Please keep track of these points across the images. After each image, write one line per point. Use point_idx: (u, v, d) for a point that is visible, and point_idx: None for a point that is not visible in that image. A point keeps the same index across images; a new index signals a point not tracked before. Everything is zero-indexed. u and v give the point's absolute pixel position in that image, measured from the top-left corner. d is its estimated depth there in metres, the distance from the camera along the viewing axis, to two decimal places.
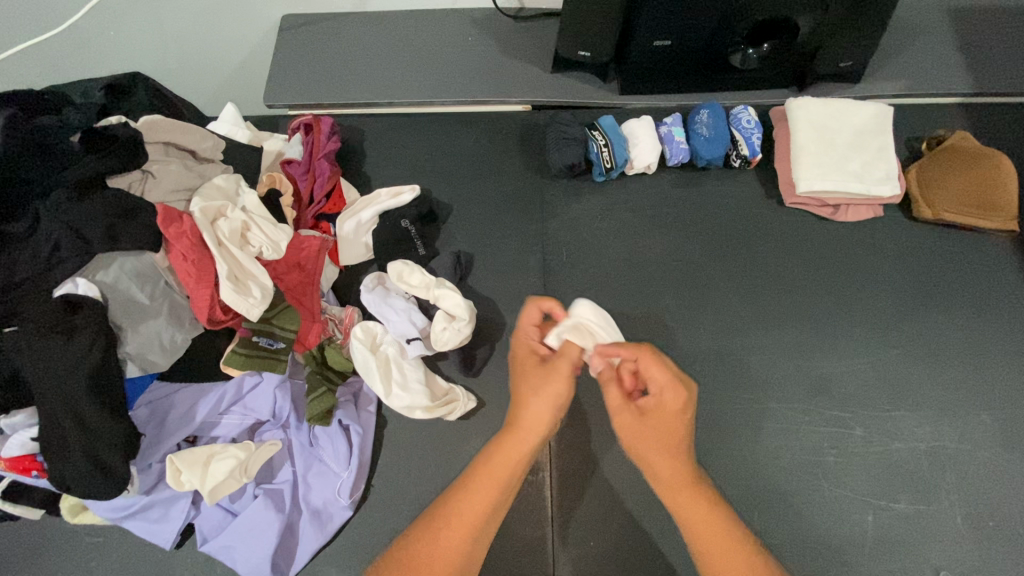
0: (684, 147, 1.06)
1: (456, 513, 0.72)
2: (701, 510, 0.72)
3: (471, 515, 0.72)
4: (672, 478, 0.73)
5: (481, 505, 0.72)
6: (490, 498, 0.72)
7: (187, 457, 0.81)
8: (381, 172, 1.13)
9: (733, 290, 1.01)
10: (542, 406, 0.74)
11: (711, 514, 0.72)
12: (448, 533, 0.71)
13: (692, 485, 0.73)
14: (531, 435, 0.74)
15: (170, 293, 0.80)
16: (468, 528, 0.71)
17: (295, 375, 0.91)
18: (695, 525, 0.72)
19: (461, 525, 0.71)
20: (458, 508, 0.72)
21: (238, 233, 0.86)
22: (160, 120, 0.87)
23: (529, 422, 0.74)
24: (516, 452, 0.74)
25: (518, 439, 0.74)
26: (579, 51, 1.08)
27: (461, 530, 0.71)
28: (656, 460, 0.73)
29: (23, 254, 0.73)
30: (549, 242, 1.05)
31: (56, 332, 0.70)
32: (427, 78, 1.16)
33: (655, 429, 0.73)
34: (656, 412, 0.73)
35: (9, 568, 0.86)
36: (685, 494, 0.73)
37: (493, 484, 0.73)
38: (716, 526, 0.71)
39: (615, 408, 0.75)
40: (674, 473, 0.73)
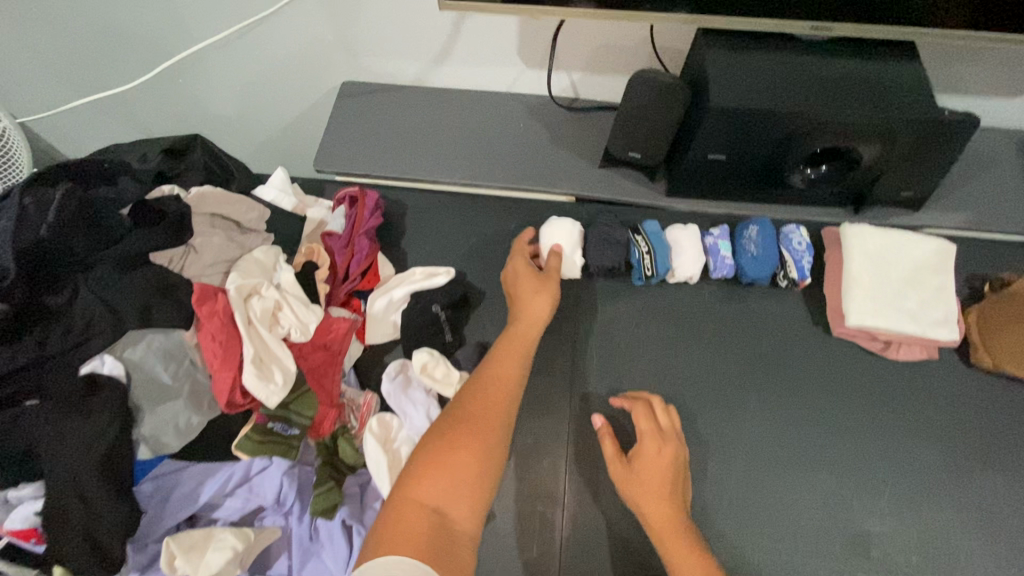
0: (729, 262, 1.02)
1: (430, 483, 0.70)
2: (667, 529, 0.79)
3: (456, 470, 0.72)
4: (659, 512, 0.81)
5: (457, 458, 0.73)
6: (472, 440, 0.75)
7: (184, 541, 0.79)
8: (417, 249, 1.12)
9: (769, 420, 0.95)
10: (486, 394, 0.81)
11: (682, 540, 0.78)
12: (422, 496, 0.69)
13: (671, 520, 0.80)
14: (501, 387, 0.83)
15: (193, 373, 0.78)
16: (447, 486, 0.70)
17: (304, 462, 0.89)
18: (673, 547, 0.78)
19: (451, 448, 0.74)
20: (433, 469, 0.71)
21: (270, 313, 0.86)
22: (211, 194, 0.90)
23: (494, 398, 0.81)
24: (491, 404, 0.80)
25: (489, 411, 0.79)
26: (629, 151, 1.08)
27: (447, 474, 0.71)
28: (646, 502, 0.82)
29: (54, 329, 0.71)
30: (580, 343, 1.01)
31: (76, 411, 0.69)
32: (476, 159, 1.17)
33: (647, 476, 0.83)
34: (645, 458, 0.85)
35: None
36: (670, 534, 0.79)
37: (456, 446, 0.74)
38: (685, 542, 0.78)
39: (609, 459, 0.87)
40: (657, 513, 0.81)
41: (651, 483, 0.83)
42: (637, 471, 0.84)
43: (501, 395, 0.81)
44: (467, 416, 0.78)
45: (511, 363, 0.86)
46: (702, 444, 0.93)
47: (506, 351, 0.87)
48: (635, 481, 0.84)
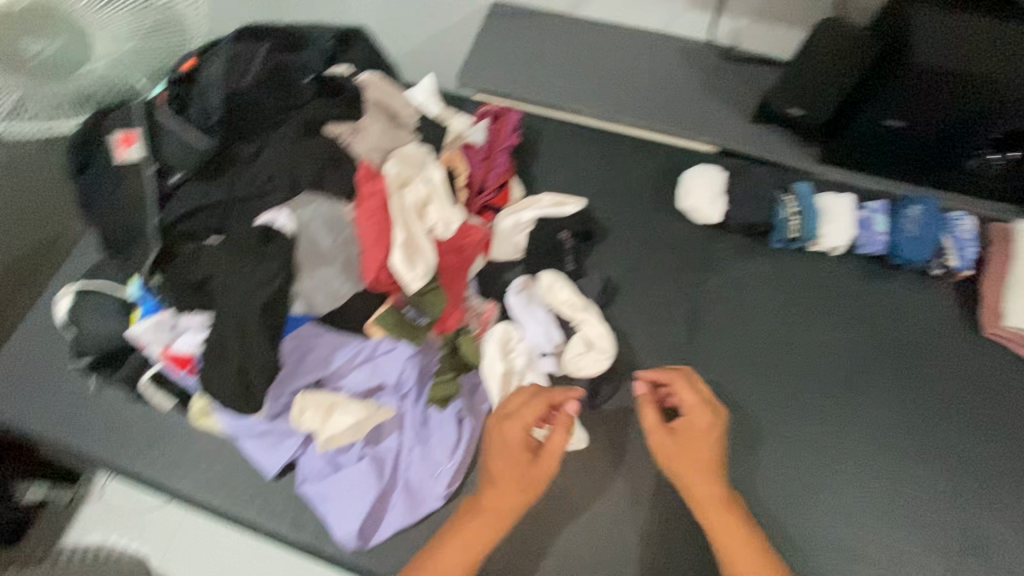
0: (882, 239, 0.96)
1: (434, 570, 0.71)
2: (725, 531, 0.72)
3: (471, 550, 0.72)
4: (710, 496, 0.73)
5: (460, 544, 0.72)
6: (493, 522, 0.73)
7: (314, 398, 0.85)
8: (548, 175, 1.11)
9: (894, 408, 0.91)
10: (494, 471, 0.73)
11: (745, 535, 0.72)
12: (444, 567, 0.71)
13: (727, 506, 0.73)
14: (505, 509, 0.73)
15: (347, 245, 0.82)
16: (469, 566, 0.72)
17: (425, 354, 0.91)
18: (728, 536, 0.72)
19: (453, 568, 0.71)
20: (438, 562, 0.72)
21: (419, 205, 0.88)
22: (377, 79, 0.92)
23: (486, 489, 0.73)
24: (494, 524, 0.73)
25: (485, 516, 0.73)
26: (790, 107, 1.02)
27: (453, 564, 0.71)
28: (689, 478, 0.74)
29: (244, 177, 0.76)
30: (703, 295, 0.98)
31: (252, 255, 0.75)
32: (620, 96, 1.14)
33: (693, 450, 0.74)
34: (691, 430, 0.75)
35: (134, 442, 0.94)
36: (718, 517, 0.73)
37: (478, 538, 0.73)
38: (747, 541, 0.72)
39: (650, 428, 0.77)
40: (706, 496, 0.73)
41: (697, 452, 0.74)
42: (673, 442, 0.75)
43: (499, 506, 0.73)
44: (463, 538, 0.73)
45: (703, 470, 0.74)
46: (818, 417, 0.90)
47: (665, 447, 0.75)
48: (668, 451, 0.75)
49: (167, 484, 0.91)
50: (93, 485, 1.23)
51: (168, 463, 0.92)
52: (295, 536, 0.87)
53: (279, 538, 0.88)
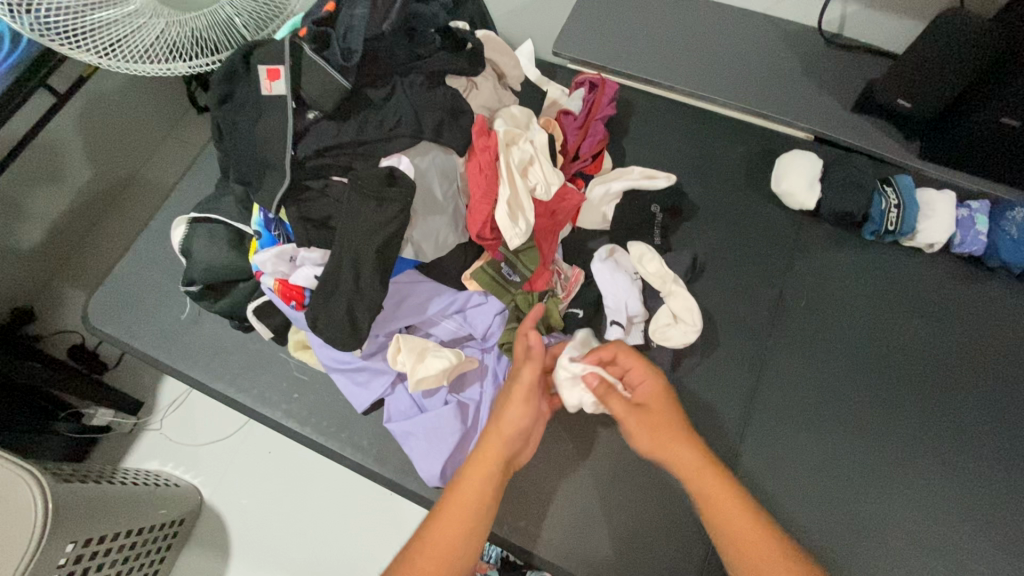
0: (982, 239, 0.95)
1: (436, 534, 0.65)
2: (728, 505, 0.65)
3: (473, 492, 0.67)
4: (691, 463, 0.68)
5: (464, 495, 0.67)
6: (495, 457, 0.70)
7: (409, 341, 0.89)
8: (639, 150, 1.12)
9: (979, 408, 0.90)
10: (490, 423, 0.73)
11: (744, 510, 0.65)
12: (455, 501, 0.67)
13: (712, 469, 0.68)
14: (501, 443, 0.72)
15: (457, 197, 0.85)
16: (473, 506, 0.67)
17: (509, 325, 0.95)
18: (723, 509, 0.65)
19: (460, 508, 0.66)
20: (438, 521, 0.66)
21: (523, 165, 0.90)
22: (495, 38, 0.93)
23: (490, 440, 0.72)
24: (488, 461, 0.70)
25: (482, 459, 0.70)
26: (898, 99, 1.00)
27: (455, 521, 0.66)
28: (670, 447, 0.70)
29: (370, 121, 0.80)
30: (789, 280, 0.99)
31: (372, 197, 0.78)
32: (718, 76, 1.14)
33: (654, 417, 0.72)
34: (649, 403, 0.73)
35: (232, 368, 1.00)
36: (708, 480, 0.67)
37: (480, 469, 0.69)
38: (748, 517, 0.64)
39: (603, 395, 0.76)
40: (686, 461, 0.69)
41: (658, 419, 0.72)
42: (644, 411, 0.73)
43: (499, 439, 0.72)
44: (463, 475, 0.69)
45: (674, 436, 0.70)
46: (898, 410, 0.90)
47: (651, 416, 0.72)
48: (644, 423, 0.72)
49: (261, 409, 0.97)
50: (152, 415, 1.29)
51: (263, 390, 0.98)
52: (380, 469, 0.92)
53: (364, 470, 0.93)
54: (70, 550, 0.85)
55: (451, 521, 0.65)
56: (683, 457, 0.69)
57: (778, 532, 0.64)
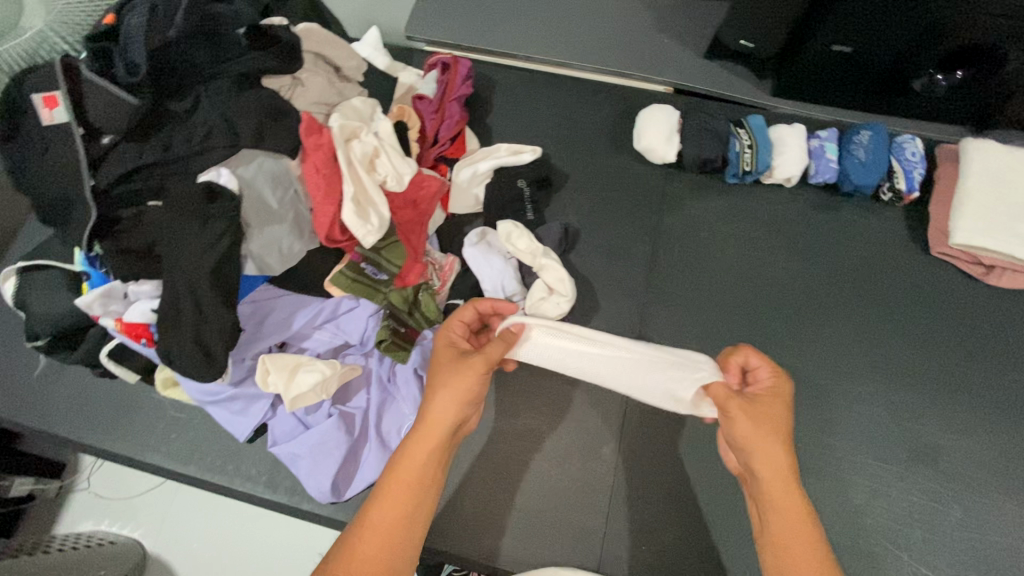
0: (833, 167, 0.98)
1: (376, 525, 0.62)
2: (796, 524, 0.61)
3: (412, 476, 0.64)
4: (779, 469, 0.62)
5: (406, 484, 0.63)
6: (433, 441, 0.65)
7: (278, 360, 0.84)
8: (504, 125, 1.10)
9: (850, 331, 0.93)
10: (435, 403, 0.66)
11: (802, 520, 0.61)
12: (390, 488, 0.63)
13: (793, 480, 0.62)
14: (440, 426, 0.65)
15: (296, 203, 0.81)
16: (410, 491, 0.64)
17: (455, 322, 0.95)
18: (784, 517, 0.61)
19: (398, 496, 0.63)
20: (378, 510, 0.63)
21: (368, 158, 0.86)
22: (317, 30, 0.88)
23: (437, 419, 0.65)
24: (426, 445, 0.65)
25: (430, 443, 0.65)
26: (739, 40, 1.02)
27: (395, 512, 0.62)
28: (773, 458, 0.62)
29: (179, 134, 0.75)
30: (663, 235, 0.99)
31: (193, 217, 0.73)
32: (573, 40, 1.12)
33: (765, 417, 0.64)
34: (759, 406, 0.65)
35: (101, 419, 0.94)
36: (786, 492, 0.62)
37: (418, 459, 0.64)
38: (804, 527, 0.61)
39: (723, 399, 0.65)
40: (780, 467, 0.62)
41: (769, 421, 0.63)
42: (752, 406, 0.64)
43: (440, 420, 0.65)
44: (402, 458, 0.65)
45: (772, 436, 0.62)
46: (777, 346, 0.92)
47: (768, 412, 0.63)
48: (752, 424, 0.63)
49: (139, 457, 0.91)
50: (79, 473, 1.20)
51: (137, 436, 0.92)
52: (271, 496, 0.88)
53: (257, 500, 0.89)
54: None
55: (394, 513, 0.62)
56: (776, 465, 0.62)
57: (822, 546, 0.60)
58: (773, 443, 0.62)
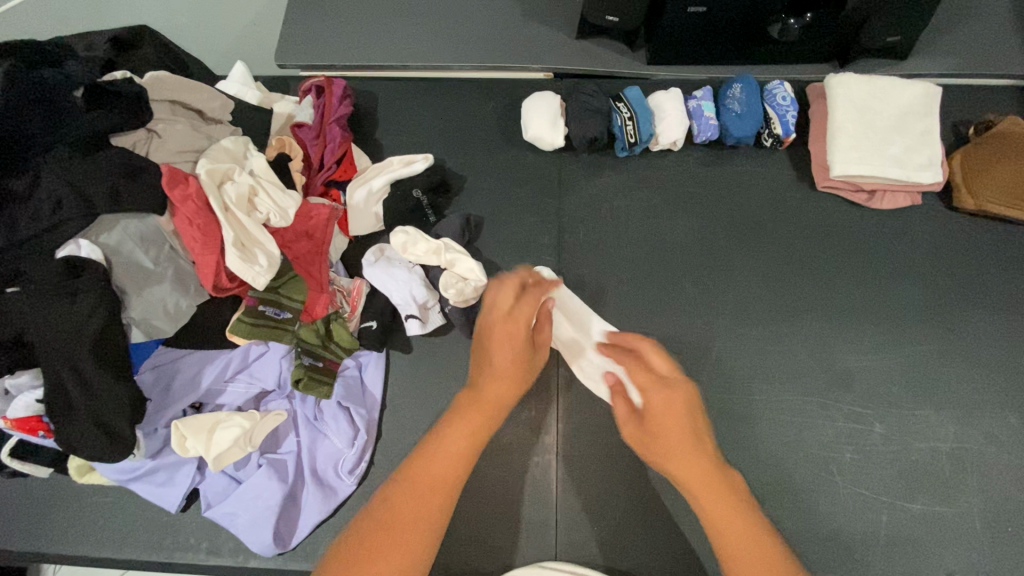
0: (714, 123, 1.00)
1: (432, 468, 0.61)
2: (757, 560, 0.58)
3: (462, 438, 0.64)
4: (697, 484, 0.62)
5: (463, 438, 0.64)
6: (484, 415, 0.66)
7: (192, 424, 0.81)
8: (393, 138, 1.08)
9: (757, 277, 0.96)
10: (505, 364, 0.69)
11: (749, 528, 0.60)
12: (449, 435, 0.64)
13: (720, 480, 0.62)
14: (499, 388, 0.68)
15: (175, 258, 0.78)
16: (458, 460, 0.62)
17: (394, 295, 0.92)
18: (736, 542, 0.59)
19: (447, 462, 0.62)
20: (434, 456, 0.62)
21: (246, 198, 0.83)
22: (166, 77, 0.85)
23: (505, 371, 0.69)
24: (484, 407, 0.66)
25: (488, 403, 0.67)
26: (607, 16, 1.02)
27: (456, 457, 0.62)
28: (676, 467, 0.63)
29: (24, 213, 0.70)
30: (566, 219, 1.00)
31: (59, 296, 0.69)
32: (446, 40, 1.11)
33: (663, 427, 0.63)
34: (655, 413, 0.64)
35: (20, 520, 0.88)
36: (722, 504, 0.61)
37: (481, 411, 0.66)
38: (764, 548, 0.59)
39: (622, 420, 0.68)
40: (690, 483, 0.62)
41: (672, 435, 0.63)
42: (650, 425, 0.65)
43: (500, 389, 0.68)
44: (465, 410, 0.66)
45: (675, 453, 0.63)
46: (691, 305, 0.94)
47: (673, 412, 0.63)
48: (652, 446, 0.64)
49: (68, 552, 0.86)
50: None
51: (63, 531, 0.87)
52: (216, 561, 0.84)
53: (202, 568, 0.85)
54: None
55: (460, 446, 0.63)
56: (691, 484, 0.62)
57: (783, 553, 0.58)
58: (670, 462, 0.63)
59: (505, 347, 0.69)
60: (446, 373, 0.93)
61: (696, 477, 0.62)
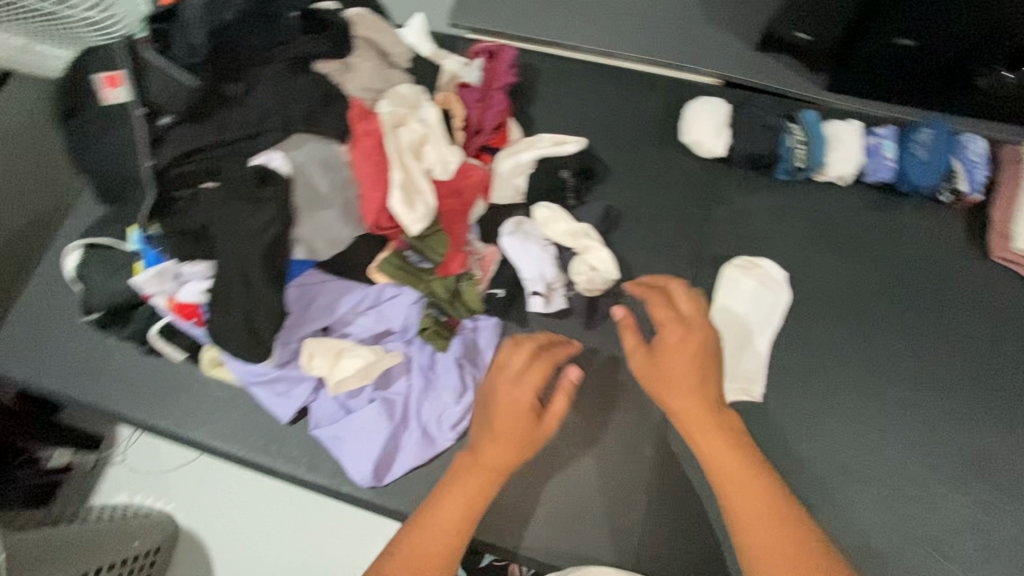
0: (891, 166, 0.95)
1: (438, 520, 0.71)
2: (756, 503, 0.65)
3: (458, 508, 0.71)
4: (693, 419, 0.71)
5: (463, 507, 0.72)
6: (481, 487, 0.73)
7: (323, 344, 0.86)
8: (548, 114, 1.08)
9: (901, 335, 0.91)
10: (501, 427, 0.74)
11: (758, 487, 0.66)
12: (454, 494, 0.72)
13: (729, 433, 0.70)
14: (491, 465, 0.74)
15: (346, 188, 0.81)
16: (456, 524, 0.71)
17: (523, 269, 0.92)
18: (742, 502, 0.66)
19: (442, 529, 0.70)
20: (436, 517, 0.71)
21: (415, 146, 0.86)
22: (367, 15, 0.89)
23: (505, 435, 0.74)
24: (480, 478, 0.73)
25: (485, 476, 0.73)
26: (796, 33, 1.00)
27: (451, 524, 0.71)
28: (674, 400, 0.72)
29: (235, 117, 0.78)
30: (708, 232, 0.97)
31: (247, 200, 0.74)
32: (620, 30, 1.11)
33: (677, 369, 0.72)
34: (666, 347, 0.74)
35: (148, 396, 0.96)
36: (727, 451, 0.69)
37: (481, 478, 0.73)
38: (764, 499, 0.66)
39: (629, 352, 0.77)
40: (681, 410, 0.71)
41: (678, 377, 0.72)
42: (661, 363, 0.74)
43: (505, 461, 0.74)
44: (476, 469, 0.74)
45: (683, 389, 0.71)
46: (823, 348, 0.90)
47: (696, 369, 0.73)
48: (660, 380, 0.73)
49: (185, 434, 0.93)
50: (115, 447, 1.25)
51: (183, 413, 0.95)
52: (313, 477, 0.89)
53: (299, 481, 0.91)
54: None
55: (467, 501, 0.72)
56: (687, 407, 0.71)
57: (779, 501, 0.66)
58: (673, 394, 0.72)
59: (512, 424, 0.74)
60: None
61: (688, 413, 0.71)
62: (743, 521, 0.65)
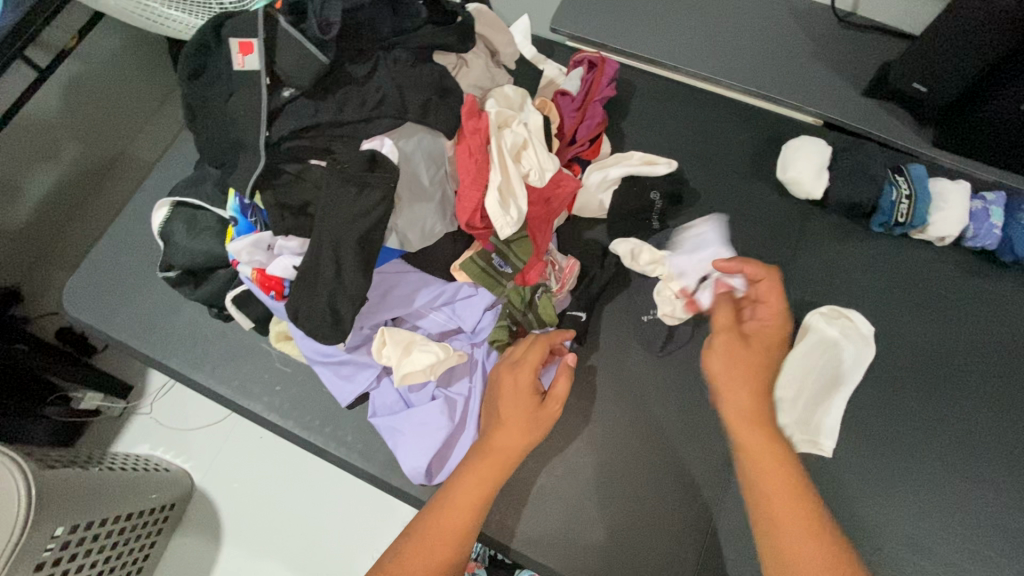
0: (997, 233, 0.91)
1: (452, 509, 0.70)
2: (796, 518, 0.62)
3: (475, 494, 0.71)
4: (747, 411, 0.67)
5: (475, 495, 0.71)
6: (493, 475, 0.72)
7: (396, 334, 0.84)
8: (640, 133, 1.06)
9: (988, 409, 0.86)
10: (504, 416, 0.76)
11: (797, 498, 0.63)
12: (467, 482, 0.72)
13: (761, 422, 0.67)
14: (506, 455, 0.74)
15: (444, 184, 0.82)
16: (468, 513, 0.70)
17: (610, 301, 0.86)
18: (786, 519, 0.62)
19: (454, 520, 0.69)
20: (448, 510, 0.70)
21: (516, 149, 0.84)
22: (487, 12, 0.89)
23: (511, 421, 0.76)
24: (491, 469, 0.73)
25: (495, 467, 0.73)
26: (914, 83, 0.94)
27: (463, 513, 0.70)
28: (743, 385, 0.68)
29: (353, 99, 0.78)
30: (794, 274, 0.95)
31: (353, 182, 0.73)
32: (726, 55, 1.08)
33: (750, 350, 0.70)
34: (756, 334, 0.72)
35: (209, 358, 0.96)
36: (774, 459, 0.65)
37: (492, 468, 0.73)
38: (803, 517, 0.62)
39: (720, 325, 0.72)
40: (741, 403, 0.68)
41: (753, 361, 0.70)
42: (747, 348, 0.71)
43: (512, 451, 0.74)
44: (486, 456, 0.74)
45: (747, 370, 0.69)
46: (903, 410, 0.87)
47: (742, 356, 0.70)
48: (739, 353, 0.70)
49: (242, 402, 0.93)
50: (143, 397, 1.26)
51: (242, 381, 0.95)
52: (364, 466, 0.89)
53: (349, 467, 0.90)
54: (59, 533, 0.83)
55: (478, 487, 0.71)
56: (745, 394, 0.68)
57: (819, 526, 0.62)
58: (745, 379, 0.69)
59: (511, 405, 0.77)
60: (624, 380, 0.91)
61: (752, 403, 0.68)
62: (773, 517, 0.62)
